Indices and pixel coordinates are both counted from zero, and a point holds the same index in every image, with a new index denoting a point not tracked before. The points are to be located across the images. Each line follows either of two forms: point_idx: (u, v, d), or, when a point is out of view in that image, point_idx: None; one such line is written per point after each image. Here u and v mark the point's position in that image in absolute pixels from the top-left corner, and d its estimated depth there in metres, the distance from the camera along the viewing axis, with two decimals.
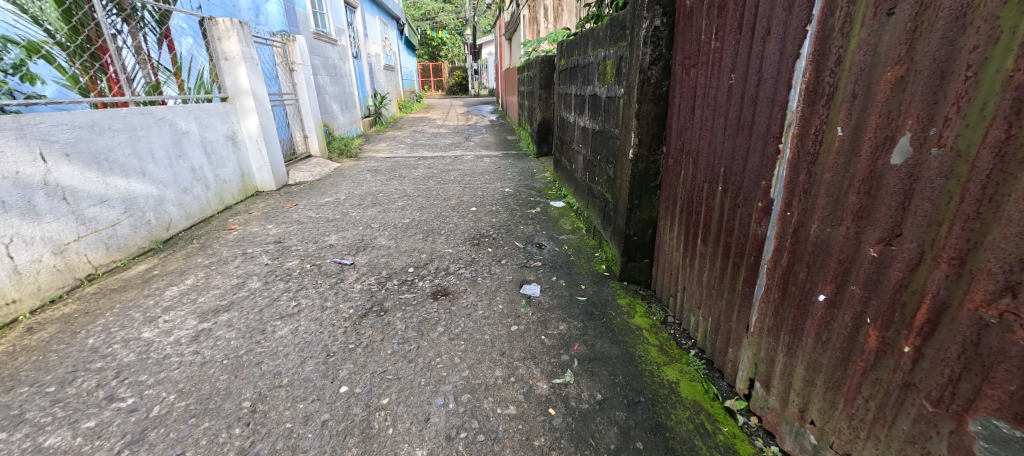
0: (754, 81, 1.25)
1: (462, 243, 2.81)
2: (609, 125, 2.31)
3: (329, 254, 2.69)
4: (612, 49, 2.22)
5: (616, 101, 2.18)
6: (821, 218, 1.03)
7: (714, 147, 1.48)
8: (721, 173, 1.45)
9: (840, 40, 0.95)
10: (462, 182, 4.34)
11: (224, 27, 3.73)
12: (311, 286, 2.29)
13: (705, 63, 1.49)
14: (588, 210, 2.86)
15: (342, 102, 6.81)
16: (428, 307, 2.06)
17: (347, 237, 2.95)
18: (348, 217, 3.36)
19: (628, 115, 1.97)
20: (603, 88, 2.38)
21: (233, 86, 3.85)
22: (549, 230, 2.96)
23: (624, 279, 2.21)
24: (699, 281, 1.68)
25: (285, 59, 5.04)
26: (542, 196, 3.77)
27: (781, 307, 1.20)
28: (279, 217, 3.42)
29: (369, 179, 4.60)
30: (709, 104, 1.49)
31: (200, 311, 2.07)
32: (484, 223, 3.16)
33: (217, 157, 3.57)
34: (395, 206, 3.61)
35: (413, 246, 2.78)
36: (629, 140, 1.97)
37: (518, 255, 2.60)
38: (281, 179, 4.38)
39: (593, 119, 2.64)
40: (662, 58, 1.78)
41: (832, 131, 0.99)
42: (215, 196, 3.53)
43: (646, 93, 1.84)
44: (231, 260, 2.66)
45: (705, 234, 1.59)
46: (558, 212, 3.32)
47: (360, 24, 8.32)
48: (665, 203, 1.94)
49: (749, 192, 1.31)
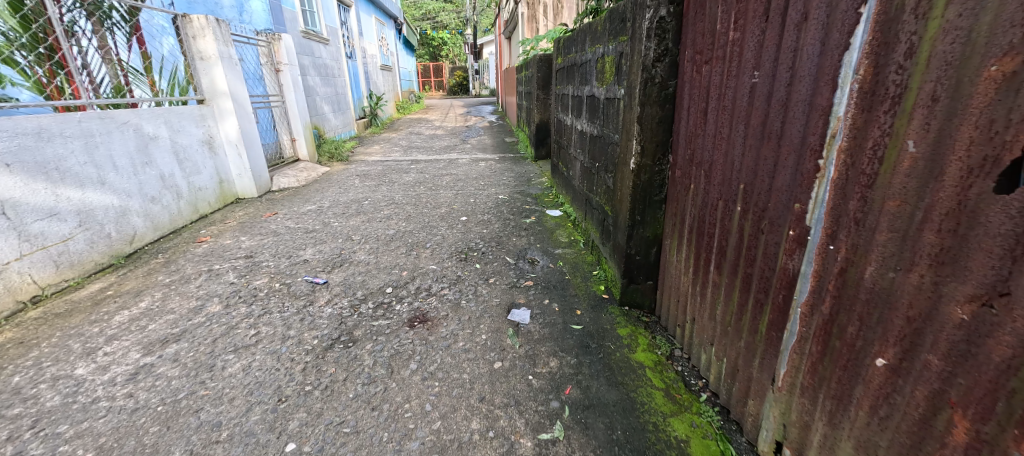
0: (785, 79, 1.00)
1: (447, 258, 2.57)
2: (608, 130, 2.07)
3: (302, 271, 2.46)
4: (611, 45, 1.97)
5: (615, 103, 1.94)
6: (879, 259, 0.79)
7: (732, 159, 1.23)
8: (740, 190, 1.21)
9: (912, 24, 0.71)
10: (454, 189, 4.09)
11: (198, 25, 3.50)
12: (276, 310, 2.05)
13: (720, 59, 1.25)
14: (586, 221, 2.61)
15: (333, 103, 6.58)
16: (403, 336, 1.82)
17: (325, 251, 2.71)
18: (329, 228, 3.12)
19: (629, 119, 1.72)
20: (602, 88, 2.13)
21: (210, 88, 3.62)
22: (543, 244, 2.72)
23: (625, 304, 1.96)
24: (712, 314, 1.44)
25: (270, 59, 4.82)
26: (538, 203, 3.53)
27: (819, 364, 0.96)
28: (255, 227, 3.19)
29: (358, 184, 4.37)
30: (725, 108, 1.24)
31: (146, 342, 1.83)
32: (474, 235, 2.92)
33: (191, 163, 3.35)
34: (381, 215, 3.37)
35: (394, 262, 2.54)
36: (630, 147, 1.72)
37: (508, 273, 2.36)
38: (264, 185, 4.16)
39: (591, 122, 2.39)
40: (669, 53, 1.54)
41: (899, 145, 0.74)
42: (189, 205, 3.31)
43: (650, 94, 1.59)
44: (194, 278, 2.42)
45: (720, 261, 1.35)
46: (554, 222, 3.07)
47: (354, 23, 8.08)
48: (672, 220, 1.69)
49: (777, 217, 1.06)
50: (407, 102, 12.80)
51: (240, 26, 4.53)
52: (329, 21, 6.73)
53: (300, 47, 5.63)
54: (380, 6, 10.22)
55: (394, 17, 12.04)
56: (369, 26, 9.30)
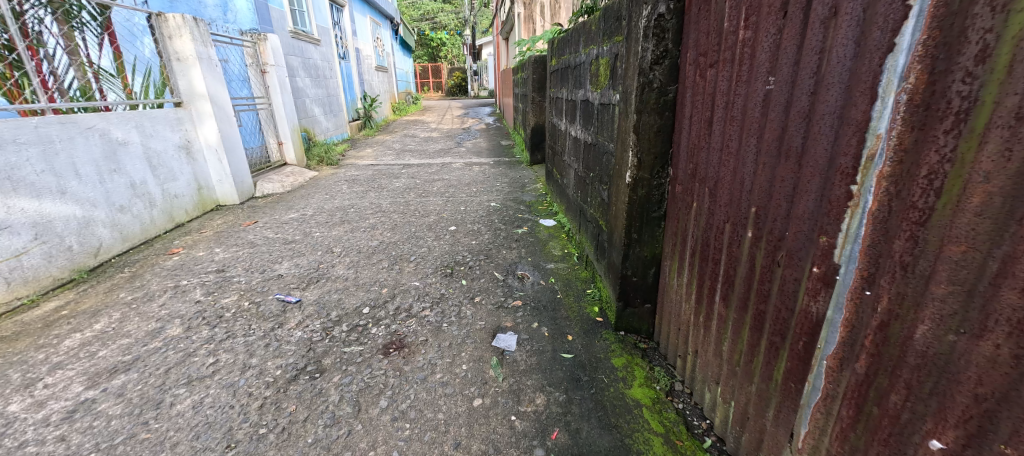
0: (808, 86, 0.84)
1: (431, 273, 2.40)
2: (602, 139, 1.90)
3: (274, 287, 2.29)
4: (606, 46, 1.81)
5: (609, 108, 1.77)
6: (935, 315, 0.63)
7: (741, 178, 1.07)
8: (751, 214, 1.04)
9: (988, 19, 0.55)
10: (445, 195, 3.92)
11: (175, 24, 3.33)
12: (240, 334, 1.89)
13: (728, 61, 1.08)
14: (580, 234, 2.45)
15: (324, 105, 6.42)
16: (376, 366, 1.65)
17: (302, 265, 2.54)
18: (309, 238, 2.95)
19: (625, 128, 1.56)
20: (596, 93, 1.96)
21: (187, 90, 3.46)
22: (535, 257, 2.55)
23: (620, 328, 1.80)
24: (716, 351, 1.27)
25: (256, 60, 4.65)
26: (531, 212, 3.37)
27: (851, 432, 0.79)
28: (232, 238, 3.02)
29: (345, 190, 4.20)
30: (733, 118, 1.08)
31: (92, 372, 1.66)
32: (462, 247, 2.75)
33: (165, 169, 3.18)
34: (365, 224, 3.20)
35: (374, 278, 2.37)
36: (626, 159, 1.56)
37: (495, 291, 2.19)
38: (246, 192, 3.99)
39: (585, 129, 2.22)
40: (669, 54, 1.37)
41: (966, 174, 0.59)
42: (163, 214, 3.14)
43: (648, 100, 1.43)
44: (158, 295, 2.26)
45: (726, 292, 1.18)
46: (547, 233, 2.90)
47: (347, 23, 7.91)
48: (671, 239, 1.53)
49: (797, 250, 0.90)
50: (403, 103, 12.63)
51: (224, 26, 4.36)
52: (320, 22, 6.56)
53: (289, 47, 5.47)
54: (375, 6, 10.06)
55: (391, 17, 11.88)
56: (364, 27, 9.13)
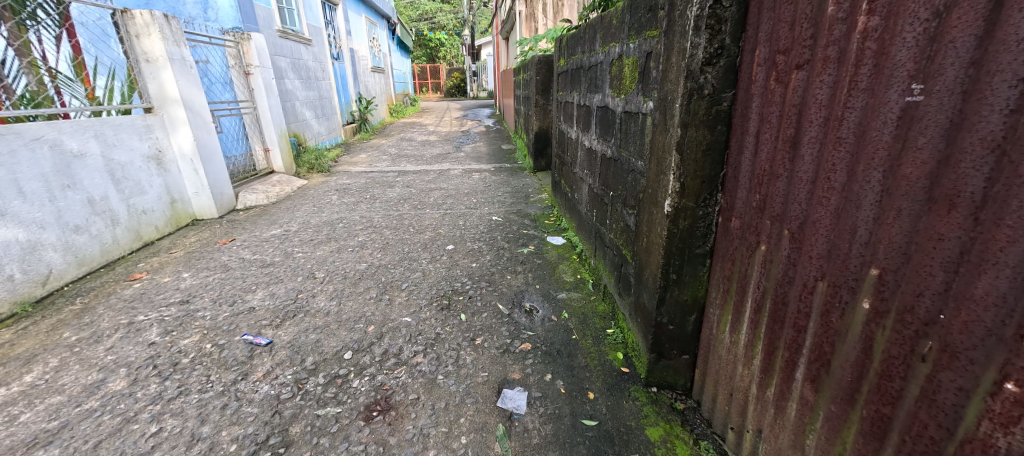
0: (1007, 102, 0.54)
1: (425, 307, 2.08)
2: (627, 155, 1.60)
3: (243, 325, 1.97)
4: (633, 44, 1.50)
5: (639, 118, 1.46)
6: None
7: (851, 225, 0.76)
8: (869, 278, 0.74)
9: None
10: (442, 207, 3.61)
11: (143, 21, 3.00)
12: (194, 390, 1.58)
13: (832, 61, 0.77)
14: (596, 259, 2.14)
15: (316, 108, 6.11)
16: (354, 438, 1.34)
17: (277, 294, 2.23)
18: (289, 260, 2.64)
19: (664, 146, 1.25)
20: (619, 99, 1.65)
21: (158, 94, 3.14)
22: (544, 285, 2.24)
23: (652, 384, 1.49)
24: (794, 443, 0.96)
25: (239, 62, 4.34)
26: (537, 227, 3.06)
27: None
28: (204, 260, 2.71)
29: (334, 201, 3.89)
30: (839, 140, 0.77)
31: (5, 446, 1.36)
32: (461, 271, 2.44)
33: (132, 182, 2.88)
34: (353, 242, 2.89)
35: (359, 312, 2.05)
36: (665, 183, 1.25)
37: (500, 330, 1.88)
38: (226, 204, 3.67)
39: (603, 141, 1.92)
40: (726, 51, 1.06)
41: None
42: (128, 232, 2.84)
43: (696, 110, 1.11)
44: (107, 336, 1.95)
45: (817, 374, 0.88)
46: (556, 254, 2.59)
47: (342, 23, 7.61)
48: (721, 284, 1.23)
49: (966, 348, 0.61)
50: (400, 104, 12.32)
51: (204, 24, 4.05)
52: (312, 21, 6.25)
53: (276, 47, 5.17)
54: (371, 5, 9.76)
55: (388, 17, 11.57)
56: (359, 26, 8.82)
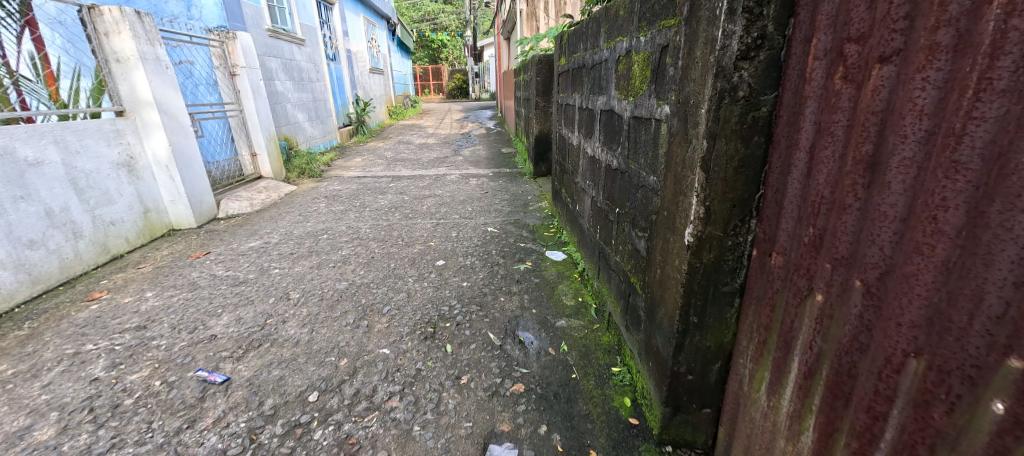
0: None
1: (407, 336, 1.85)
2: (637, 168, 1.36)
3: (200, 358, 1.75)
4: (644, 37, 1.26)
5: (652, 125, 1.22)
6: None
7: (973, 288, 0.53)
8: (1006, 369, 0.51)
9: None
10: (435, 217, 3.37)
11: (112, 18, 2.79)
12: (130, 443, 1.36)
13: (943, 49, 0.53)
14: (600, 281, 1.90)
15: (309, 111, 5.90)
16: None
17: (244, 319, 2.00)
18: (263, 277, 2.41)
19: (683, 161, 1.02)
20: (626, 102, 1.42)
21: (130, 96, 2.93)
22: (541, 309, 2.00)
23: (666, 441, 1.24)
24: None
25: (225, 62, 4.11)
26: (536, 240, 2.82)
27: None
28: (172, 276, 2.49)
29: (322, 209, 3.67)
30: (953, 166, 0.53)
31: None
32: (450, 291, 2.20)
33: (97, 192, 2.66)
34: (336, 257, 2.66)
35: (332, 342, 1.81)
36: (685, 206, 1.01)
37: (490, 366, 1.64)
38: (206, 213, 3.45)
39: (608, 149, 1.68)
40: (768, 42, 0.82)
41: None
42: (94, 246, 2.63)
43: (727, 117, 0.88)
44: (47, 369, 1.73)
45: None
46: (555, 272, 2.34)
47: (338, 22, 7.41)
48: (756, 333, 0.99)
49: None
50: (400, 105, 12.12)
51: (187, 23, 3.84)
52: (305, 20, 6.05)
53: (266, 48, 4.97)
54: (370, 5, 9.56)
55: (388, 17, 11.39)
56: (356, 26, 8.61)
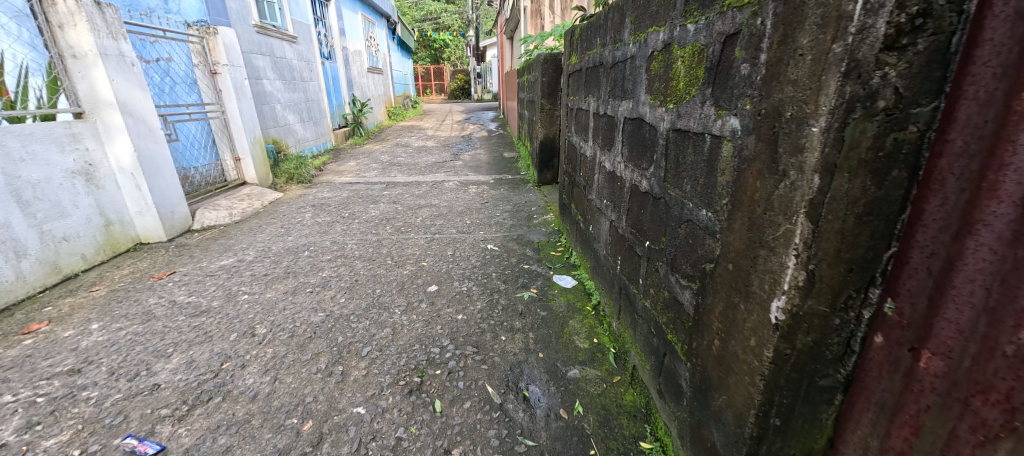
0: None
1: (388, 388, 1.53)
2: (679, 196, 1.04)
3: (133, 417, 1.43)
4: (693, 25, 0.95)
5: (707, 142, 0.90)
6: None
7: None
8: None
9: None
10: (430, 231, 3.06)
11: (66, 8, 2.48)
12: None
13: None
14: (621, 322, 1.59)
15: (301, 112, 5.60)
16: None
17: (196, 363, 1.68)
18: (229, 305, 2.10)
19: (766, 201, 0.70)
20: (664, 109, 1.11)
21: (89, 95, 2.62)
22: (550, 352, 1.69)
23: None
24: None
25: (204, 60, 3.78)
26: (542, 261, 2.50)
27: None
28: (125, 303, 2.17)
29: (307, 221, 3.36)
30: None
31: None
32: (442, 327, 1.88)
33: (47, 204, 2.36)
34: (315, 279, 2.35)
35: (296, 397, 1.49)
36: (772, 267, 0.69)
37: (488, 435, 1.32)
38: (179, 224, 3.14)
39: (634, 167, 1.36)
40: (934, 20, 0.50)
41: None
42: (42, 265, 2.33)
43: (855, 141, 0.56)
44: None
45: None
46: (565, 304, 2.02)
47: (334, 19, 7.11)
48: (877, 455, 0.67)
49: None
50: (400, 106, 11.80)
51: (165, 17, 3.55)
52: (298, 17, 5.75)
53: (252, 45, 4.68)
54: (369, 3, 9.26)
55: (388, 16, 11.08)
56: (355, 24, 8.31)
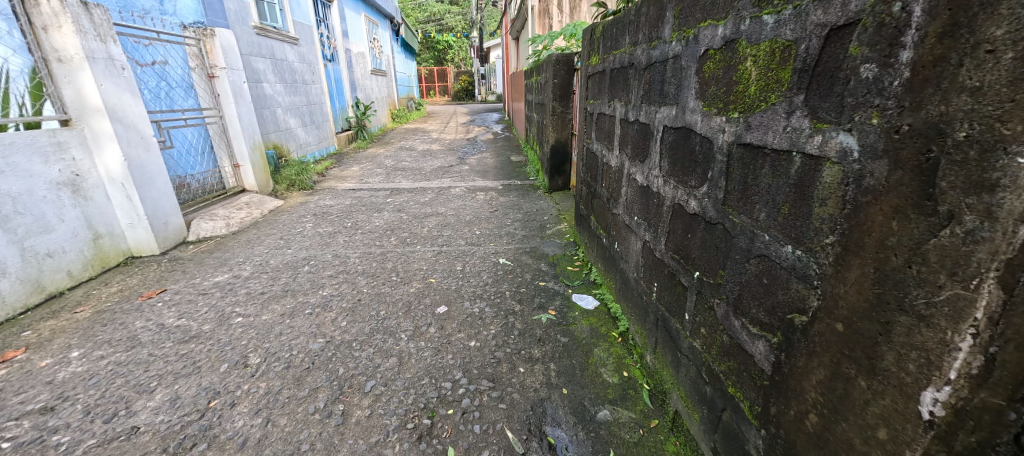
0: None
1: (394, 433, 1.35)
2: (747, 224, 0.86)
3: None
4: (770, 16, 0.77)
5: (796, 163, 0.72)
6: None
7: None
8: None
9: None
10: (437, 243, 2.88)
11: (49, 9, 2.32)
12: None
13: None
14: (658, 357, 1.41)
15: (302, 115, 5.44)
16: None
17: (181, 400, 1.51)
18: (220, 329, 1.93)
19: (911, 252, 0.52)
20: (723, 117, 0.93)
21: (76, 102, 2.46)
22: (576, 387, 1.51)
23: None
24: None
25: (202, 63, 3.62)
26: (559, 277, 2.32)
27: None
28: (109, 326, 2.01)
29: (307, 231, 3.19)
30: None
31: None
32: (453, 356, 1.70)
33: (29, 218, 2.20)
34: (314, 299, 2.17)
35: (291, 444, 1.32)
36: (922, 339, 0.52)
37: None
38: (173, 236, 2.98)
39: (677, 183, 1.19)
40: None
41: None
42: (23, 284, 2.17)
43: None
44: None
45: None
46: (587, 328, 1.84)
47: (336, 21, 6.96)
48: None
49: None
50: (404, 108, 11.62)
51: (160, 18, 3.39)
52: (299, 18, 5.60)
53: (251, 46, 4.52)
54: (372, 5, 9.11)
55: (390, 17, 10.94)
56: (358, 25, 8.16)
